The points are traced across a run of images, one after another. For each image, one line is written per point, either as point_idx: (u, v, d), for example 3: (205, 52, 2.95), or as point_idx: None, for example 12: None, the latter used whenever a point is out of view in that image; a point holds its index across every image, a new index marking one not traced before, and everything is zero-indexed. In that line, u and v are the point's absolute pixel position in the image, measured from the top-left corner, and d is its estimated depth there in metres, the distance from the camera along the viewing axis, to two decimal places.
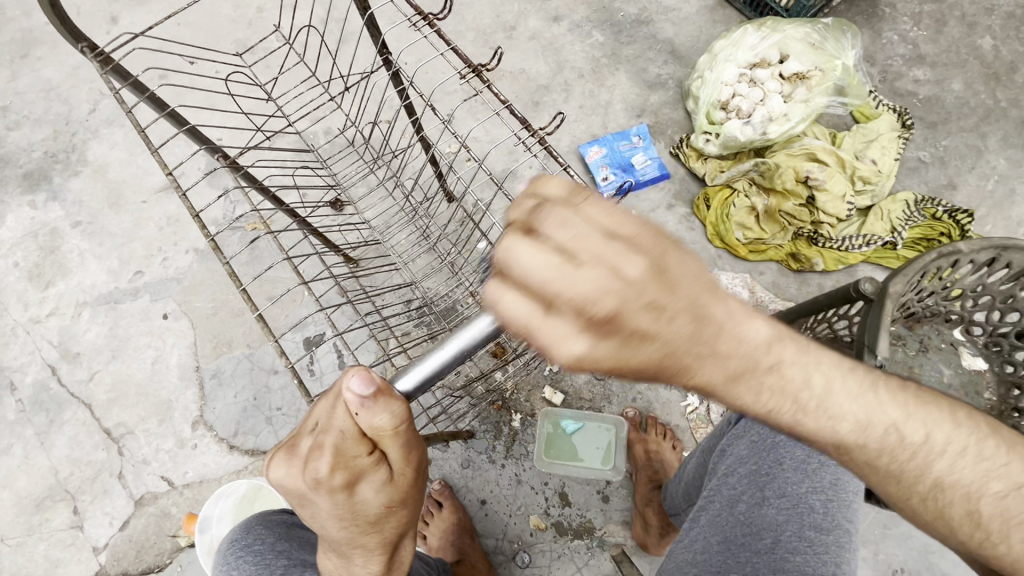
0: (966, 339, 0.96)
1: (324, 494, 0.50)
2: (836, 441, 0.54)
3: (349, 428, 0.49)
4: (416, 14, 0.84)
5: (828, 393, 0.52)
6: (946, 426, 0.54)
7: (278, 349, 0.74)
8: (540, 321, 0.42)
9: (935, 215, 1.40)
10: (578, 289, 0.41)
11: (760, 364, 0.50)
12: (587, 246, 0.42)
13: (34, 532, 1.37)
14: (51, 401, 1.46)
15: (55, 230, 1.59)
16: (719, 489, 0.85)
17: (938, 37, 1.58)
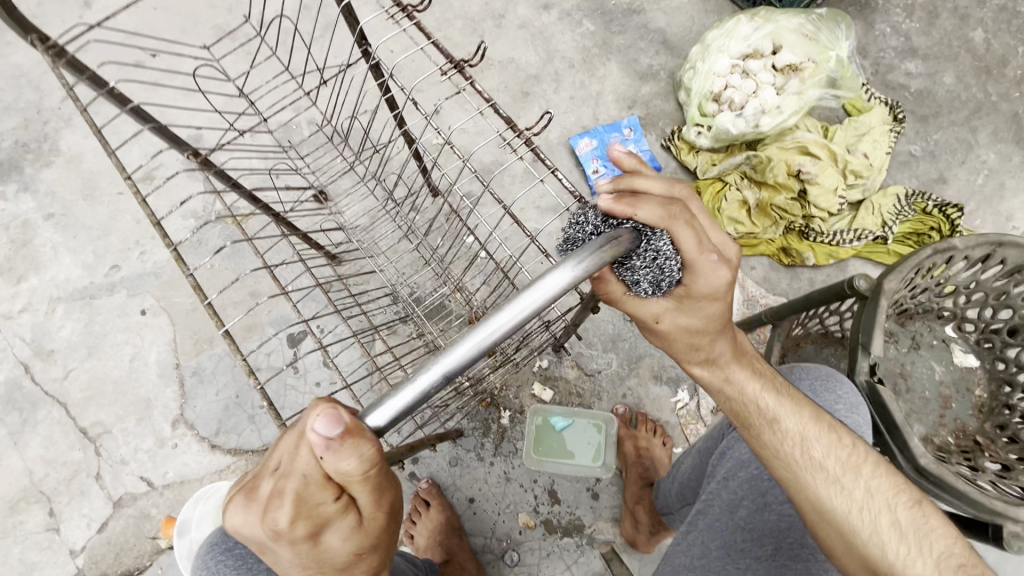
0: (958, 335, 0.95)
1: (288, 539, 0.49)
2: (800, 436, 0.63)
3: (315, 473, 0.48)
4: (397, 4, 0.80)
5: (788, 391, 0.66)
6: (840, 444, 0.63)
7: (246, 366, 0.72)
8: (706, 277, 0.56)
9: (926, 210, 1.39)
10: (728, 254, 0.58)
11: (748, 348, 0.67)
12: (711, 227, 0.59)
13: (8, 535, 1.33)
14: (24, 400, 1.41)
15: (27, 223, 1.53)
16: (719, 492, 0.84)
17: (930, 29, 1.57)
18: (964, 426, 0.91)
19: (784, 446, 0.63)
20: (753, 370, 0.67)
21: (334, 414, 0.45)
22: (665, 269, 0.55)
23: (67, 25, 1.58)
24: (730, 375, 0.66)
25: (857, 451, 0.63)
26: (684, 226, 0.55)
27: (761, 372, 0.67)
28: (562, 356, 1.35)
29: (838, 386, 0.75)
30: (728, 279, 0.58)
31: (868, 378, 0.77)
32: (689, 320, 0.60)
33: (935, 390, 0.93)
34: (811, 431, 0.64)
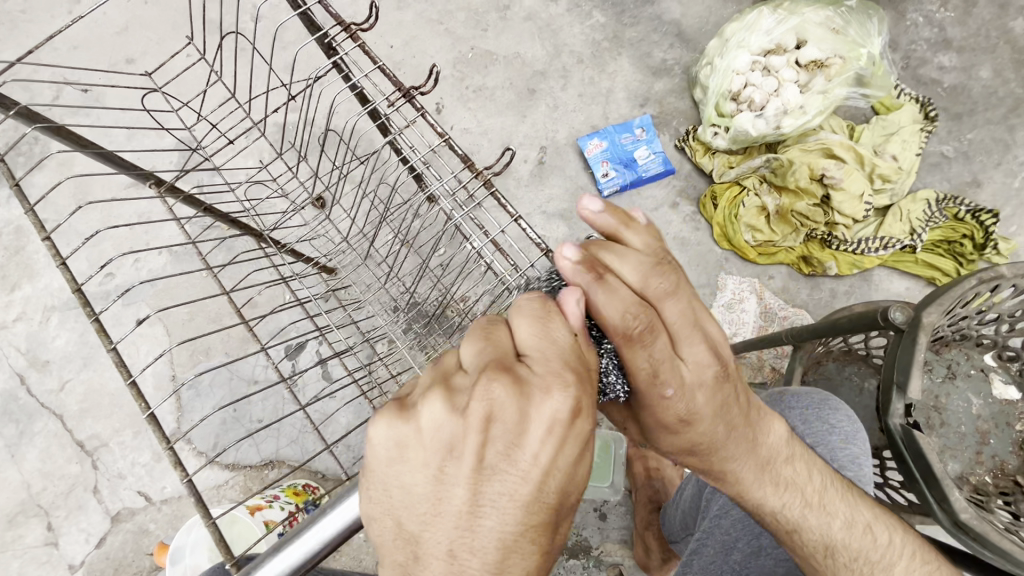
0: (998, 365, 0.87)
1: (434, 512, 0.39)
2: (828, 541, 0.63)
3: (485, 425, 0.39)
4: (339, 25, 0.72)
5: (825, 490, 0.64)
6: (861, 527, 0.64)
7: (171, 455, 0.56)
8: (663, 405, 0.51)
9: (958, 216, 1.31)
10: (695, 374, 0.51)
11: (778, 459, 0.62)
12: (687, 333, 0.51)
13: (8, 549, 1.31)
14: (20, 411, 1.38)
15: (20, 229, 1.49)
16: (711, 531, 0.78)
17: (966, 19, 1.46)
18: (1003, 464, 0.84)
19: (809, 545, 0.63)
20: (775, 482, 0.62)
21: (528, 320, 0.43)
22: (612, 382, 0.51)
23: (57, 22, 1.53)
24: (744, 491, 0.61)
25: (874, 526, 0.65)
26: (645, 344, 0.48)
27: (789, 481, 0.62)
28: None
29: (829, 413, 0.80)
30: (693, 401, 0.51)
31: (902, 421, 0.70)
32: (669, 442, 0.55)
33: (972, 424, 0.86)
34: (835, 532, 0.63)
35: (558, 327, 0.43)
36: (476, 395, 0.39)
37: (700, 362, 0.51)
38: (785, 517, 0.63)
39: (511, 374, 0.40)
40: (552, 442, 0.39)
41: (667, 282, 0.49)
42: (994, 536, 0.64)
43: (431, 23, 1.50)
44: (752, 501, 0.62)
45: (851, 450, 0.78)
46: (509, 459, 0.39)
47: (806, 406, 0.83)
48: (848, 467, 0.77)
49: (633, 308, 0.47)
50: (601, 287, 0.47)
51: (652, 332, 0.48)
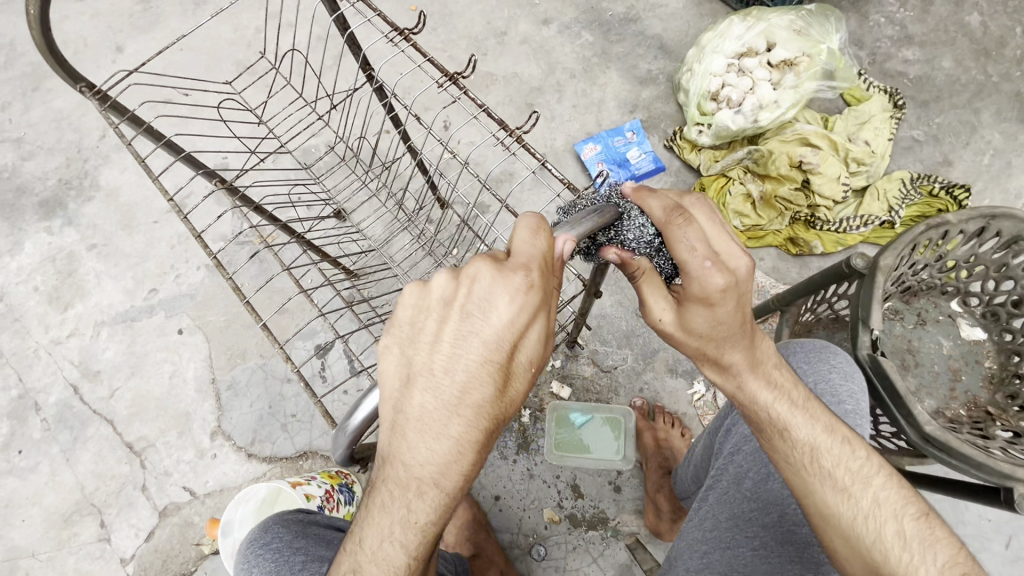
0: (964, 310, 0.97)
1: (428, 347, 0.50)
2: (844, 490, 0.60)
3: (473, 286, 0.50)
4: (393, 29, 0.86)
5: (837, 443, 0.62)
6: (850, 452, 0.62)
7: (283, 355, 0.81)
8: (699, 280, 0.55)
9: (932, 192, 1.41)
10: (732, 263, 0.57)
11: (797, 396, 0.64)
12: (717, 236, 0.58)
13: (63, 547, 1.41)
14: (74, 419, 1.51)
15: (72, 254, 1.66)
16: (725, 467, 0.81)
17: (924, 17, 1.60)
18: (975, 398, 0.93)
19: (794, 452, 0.62)
20: (771, 382, 0.64)
21: (523, 228, 0.51)
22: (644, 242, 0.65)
23: (103, 70, 1.72)
24: (742, 384, 0.63)
25: (869, 460, 0.62)
26: (684, 229, 0.56)
27: (780, 383, 0.64)
28: (576, 356, 1.40)
29: (832, 357, 0.78)
30: (728, 282, 0.55)
31: (870, 352, 0.79)
32: (695, 322, 0.59)
33: (944, 363, 0.95)
34: (823, 440, 0.62)
35: (543, 240, 0.52)
36: (472, 266, 0.50)
37: (737, 263, 0.57)
38: (802, 456, 0.62)
39: (495, 259, 0.51)
40: (517, 307, 0.49)
41: (696, 198, 0.60)
42: (955, 442, 0.73)
43: (436, 51, 1.67)
44: (745, 394, 0.64)
45: (851, 387, 0.76)
46: (483, 314, 0.49)
47: (803, 356, 0.81)
48: (849, 401, 0.74)
49: (670, 206, 0.58)
50: (649, 194, 0.59)
51: (684, 218, 0.56)
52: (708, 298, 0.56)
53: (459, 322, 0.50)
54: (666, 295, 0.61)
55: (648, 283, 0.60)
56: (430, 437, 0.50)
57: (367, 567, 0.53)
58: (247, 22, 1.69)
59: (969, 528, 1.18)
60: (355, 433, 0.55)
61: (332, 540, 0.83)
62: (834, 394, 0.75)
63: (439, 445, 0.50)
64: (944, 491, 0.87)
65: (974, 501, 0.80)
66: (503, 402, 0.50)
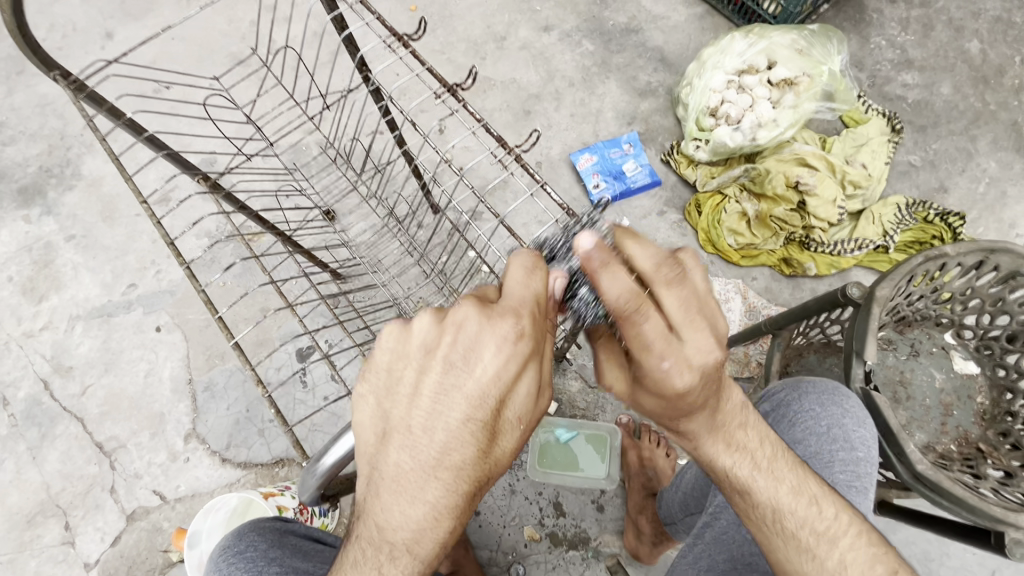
0: (957, 343, 0.95)
1: (407, 397, 0.48)
2: (812, 559, 0.59)
3: (457, 335, 0.47)
4: (391, 35, 0.82)
5: (806, 509, 0.60)
6: (818, 513, 0.60)
7: (255, 378, 0.75)
8: (658, 379, 0.52)
9: (928, 219, 1.40)
10: (699, 358, 0.51)
11: (759, 461, 0.61)
12: (689, 323, 0.51)
13: (25, 549, 1.36)
14: (43, 416, 1.46)
15: (49, 244, 1.62)
16: (726, 506, 0.76)
17: (925, 42, 1.60)
18: (966, 433, 0.91)
19: (758, 512, 0.60)
20: (731, 445, 0.60)
21: (516, 268, 0.49)
22: None
23: (91, 57, 1.68)
24: (699, 448, 0.61)
25: (838, 520, 0.60)
26: (642, 323, 0.50)
27: (742, 446, 0.61)
28: (564, 369, 1.38)
29: (843, 401, 0.75)
30: (689, 382, 0.52)
31: (862, 386, 0.78)
32: (649, 403, 0.56)
33: (936, 397, 0.94)
34: (786, 502, 0.60)
35: (537, 281, 0.49)
36: (457, 312, 0.47)
37: (703, 357, 0.51)
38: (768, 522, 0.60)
39: (482, 304, 0.48)
40: (504, 359, 0.46)
41: (676, 272, 0.50)
42: (947, 484, 0.71)
43: (434, 53, 1.65)
44: (703, 457, 0.61)
45: (864, 433, 0.74)
46: (467, 366, 0.47)
47: (815, 397, 0.77)
48: (861, 449, 0.73)
49: (631, 291, 0.49)
50: (607, 269, 0.49)
51: (645, 310, 0.49)
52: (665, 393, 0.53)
53: (438, 371, 0.47)
54: (619, 363, 0.58)
55: (605, 348, 0.59)
56: (406, 495, 0.47)
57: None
58: (241, 13, 1.65)
59: (952, 561, 1.16)
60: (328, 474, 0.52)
61: (309, 550, 0.87)
62: (846, 440, 0.73)
63: (415, 505, 0.47)
64: (930, 527, 0.85)
65: (960, 540, 0.79)
66: (487, 460, 0.48)
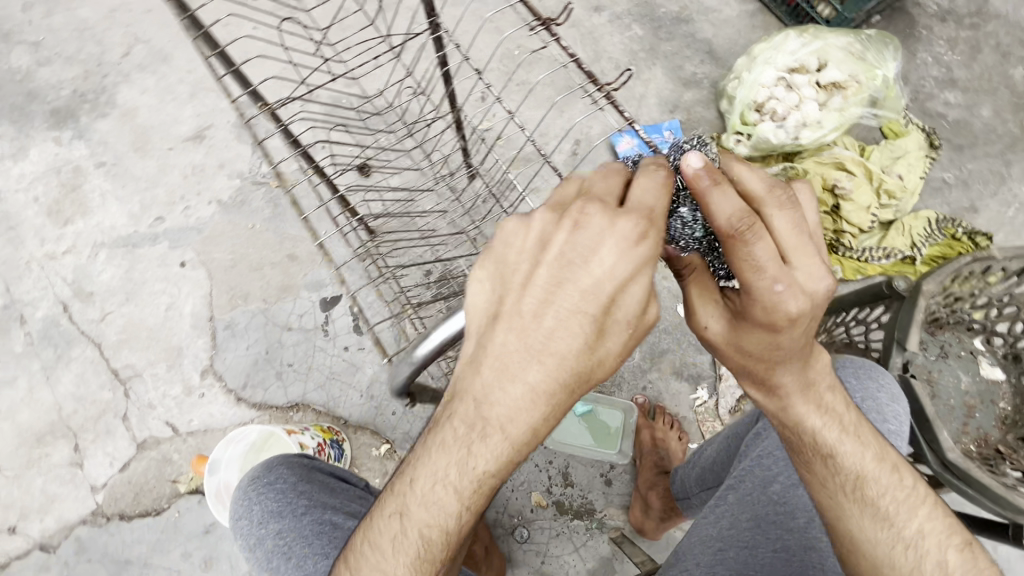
0: (986, 349, 0.98)
1: (520, 285, 0.49)
2: (893, 529, 0.57)
3: (575, 230, 0.49)
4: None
5: (883, 479, 0.58)
6: (897, 482, 0.59)
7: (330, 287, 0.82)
8: (769, 304, 0.50)
9: (955, 235, 1.42)
10: (808, 285, 0.50)
11: (845, 424, 0.59)
12: (800, 248, 0.51)
13: (33, 467, 1.37)
14: (60, 337, 1.46)
15: (79, 169, 1.60)
16: (751, 468, 0.79)
17: (971, 63, 1.62)
18: (986, 435, 0.95)
19: (837, 478, 0.58)
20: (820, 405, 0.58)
21: (648, 178, 0.51)
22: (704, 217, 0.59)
23: None
24: (788, 407, 0.58)
25: (915, 490, 0.59)
26: (753, 244, 0.49)
27: (831, 407, 0.59)
28: None
29: (877, 377, 0.78)
30: (800, 310, 0.50)
31: (901, 373, 0.81)
32: (750, 344, 0.54)
33: (960, 398, 0.97)
34: (870, 469, 0.58)
35: (659, 192, 0.51)
36: (581, 208, 0.49)
37: (817, 285, 0.51)
38: (848, 487, 0.58)
39: (606, 205, 0.50)
40: (621, 256, 0.47)
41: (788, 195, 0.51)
42: (976, 471, 0.74)
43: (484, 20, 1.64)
44: (791, 416, 0.58)
45: (896, 408, 0.76)
46: (584, 259, 0.48)
47: (850, 373, 0.79)
48: (892, 423, 0.74)
49: (740, 211, 0.50)
50: (717, 192, 0.50)
51: (756, 232, 0.49)
52: (774, 321, 0.51)
53: (550, 263, 0.49)
54: (717, 302, 0.55)
55: (697, 284, 0.56)
56: (510, 377, 0.48)
57: (414, 512, 0.51)
58: None
59: None
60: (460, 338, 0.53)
61: (333, 486, 0.90)
62: (877, 414, 0.75)
63: (518, 387, 0.48)
64: None
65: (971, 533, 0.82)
66: (591, 357, 0.48)
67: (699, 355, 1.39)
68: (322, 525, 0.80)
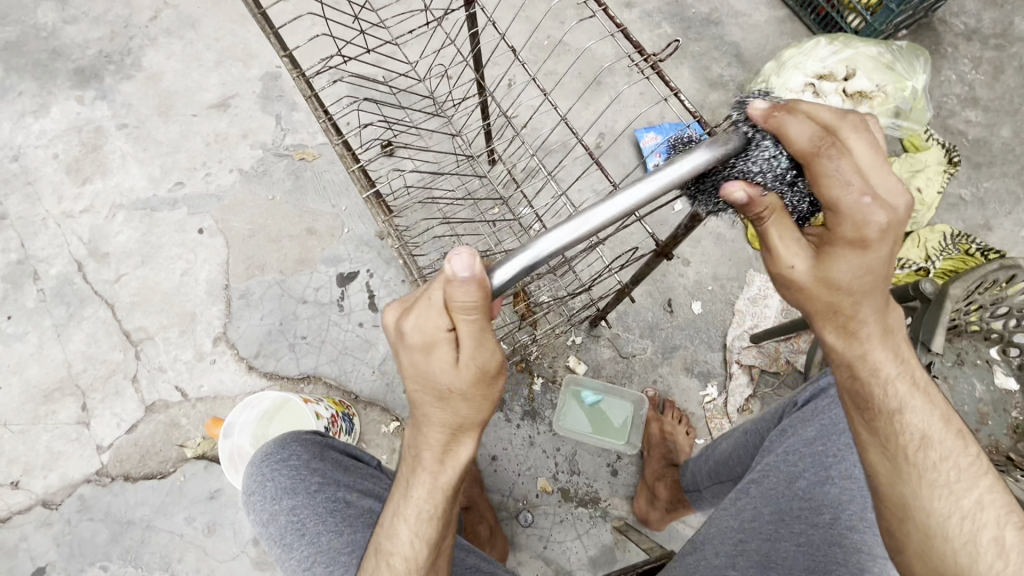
0: (1001, 358, 1.00)
1: (418, 366, 0.57)
2: (952, 492, 0.58)
3: (423, 321, 0.56)
4: None
5: (943, 440, 0.59)
6: (962, 448, 0.60)
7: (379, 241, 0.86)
8: (858, 217, 0.53)
9: (969, 251, 1.41)
10: (891, 201, 0.54)
11: (914, 378, 0.60)
12: (877, 170, 0.54)
13: (39, 423, 1.36)
14: (73, 295, 1.45)
15: (100, 129, 1.60)
16: (776, 464, 0.80)
17: (994, 83, 1.63)
18: (997, 443, 0.97)
19: (904, 435, 0.60)
20: (895, 355, 0.60)
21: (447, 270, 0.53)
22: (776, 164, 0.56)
23: None
24: (867, 353, 0.59)
25: (978, 459, 0.60)
26: (835, 161, 0.53)
27: (905, 357, 0.61)
28: (596, 336, 1.40)
29: None
30: (884, 220, 0.53)
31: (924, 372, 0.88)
32: (837, 272, 0.55)
33: (974, 405, 0.99)
34: (936, 428, 0.59)
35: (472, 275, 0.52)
36: (418, 309, 0.56)
37: (898, 200, 0.54)
38: (909, 449, 0.59)
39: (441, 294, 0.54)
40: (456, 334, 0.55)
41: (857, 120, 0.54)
42: None
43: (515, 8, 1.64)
44: (866, 362, 0.59)
45: None
46: (438, 342, 0.56)
47: None
48: None
49: (818, 133, 0.53)
50: (794, 119, 0.54)
51: (834, 148, 0.53)
52: (864, 237, 0.53)
53: (428, 339, 0.56)
54: (796, 238, 0.57)
55: (777, 225, 0.57)
56: (433, 428, 0.59)
57: (394, 553, 0.63)
58: None
59: None
60: (546, 263, 0.52)
61: (345, 463, 0.89)
62: None
63: (439, 432, 0.59)
64: None
65: None
66: (480, 389, 0.57)
67: (710, 353, 1.40)
68: (336, 503, 0.81)
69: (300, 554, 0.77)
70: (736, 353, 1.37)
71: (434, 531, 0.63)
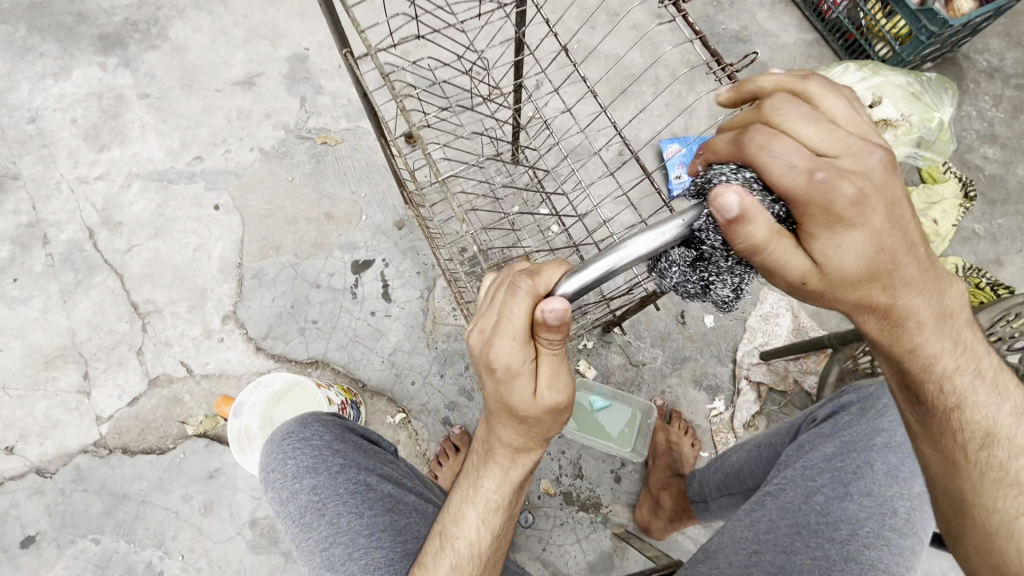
0: None
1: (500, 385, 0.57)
2: (1000, 468, 0.58)
3: (508, 347, 0.55)
4: None
5: (992, 416, 0.59)
6: (1013, 422, 0.59)
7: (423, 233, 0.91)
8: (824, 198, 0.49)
9: (979, 284, 1.44)
10: (857, 169, 0.50)
11: (965, 356, 0.58)
12: (829, 141, 0.51)
13: (38, 389, 1.34)
14: (82, 262, 1.43)
15: (121, 97, 1.58)
16: (795, 478, 0.81)
17: (1013, 122, 1.66)
18: None
19: (956, 414, 0.59)
20: (949, 336, 0.57)
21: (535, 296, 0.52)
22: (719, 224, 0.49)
23: None
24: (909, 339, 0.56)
25: None
26: (771, 146, 0.50)
27: (957, 340, 0.58)
28: (608, 342, 1.40)
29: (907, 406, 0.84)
30: (860, 190, 0.49)
31: None
32: (844, 262, 0.51)
33: None
34: (987, 409, 0.59)
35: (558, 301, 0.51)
36: (502, 334, 0.54)
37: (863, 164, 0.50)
38: (958, 424, 0.59)
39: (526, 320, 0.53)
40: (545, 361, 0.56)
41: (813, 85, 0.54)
42: None
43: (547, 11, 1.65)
44: (907, 352, 0.57)
45: None
46: (520, 371, 0.56)
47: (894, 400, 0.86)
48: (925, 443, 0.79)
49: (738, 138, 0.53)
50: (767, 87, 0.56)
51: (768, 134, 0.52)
52: (843, 215, 0.49)
53: (506, 365, 0.56)
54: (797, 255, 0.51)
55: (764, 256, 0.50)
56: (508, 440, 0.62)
57: (460, 541, 0.66)
58: None
59: None
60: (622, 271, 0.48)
61: (364, 447, 0.89)
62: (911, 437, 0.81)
63: (513, 442, 0.62)
64: None
65: None
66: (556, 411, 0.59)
67: (719, 367, 1.40)
68: (357, 485, 0.80)
69: (318, 534, 0.76)
70: (746, 369, 1.37)
71: (500, 520, 0.67)
